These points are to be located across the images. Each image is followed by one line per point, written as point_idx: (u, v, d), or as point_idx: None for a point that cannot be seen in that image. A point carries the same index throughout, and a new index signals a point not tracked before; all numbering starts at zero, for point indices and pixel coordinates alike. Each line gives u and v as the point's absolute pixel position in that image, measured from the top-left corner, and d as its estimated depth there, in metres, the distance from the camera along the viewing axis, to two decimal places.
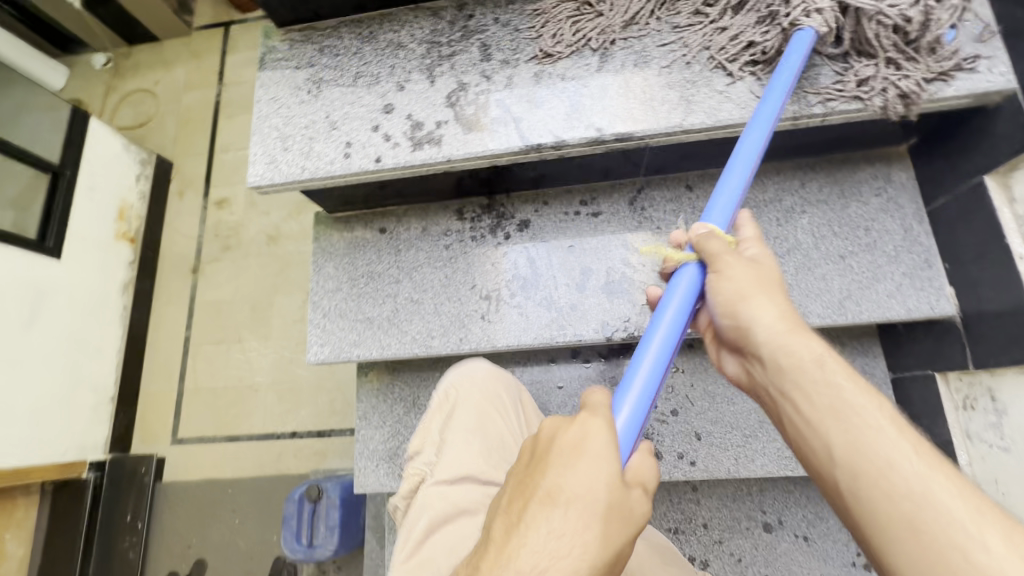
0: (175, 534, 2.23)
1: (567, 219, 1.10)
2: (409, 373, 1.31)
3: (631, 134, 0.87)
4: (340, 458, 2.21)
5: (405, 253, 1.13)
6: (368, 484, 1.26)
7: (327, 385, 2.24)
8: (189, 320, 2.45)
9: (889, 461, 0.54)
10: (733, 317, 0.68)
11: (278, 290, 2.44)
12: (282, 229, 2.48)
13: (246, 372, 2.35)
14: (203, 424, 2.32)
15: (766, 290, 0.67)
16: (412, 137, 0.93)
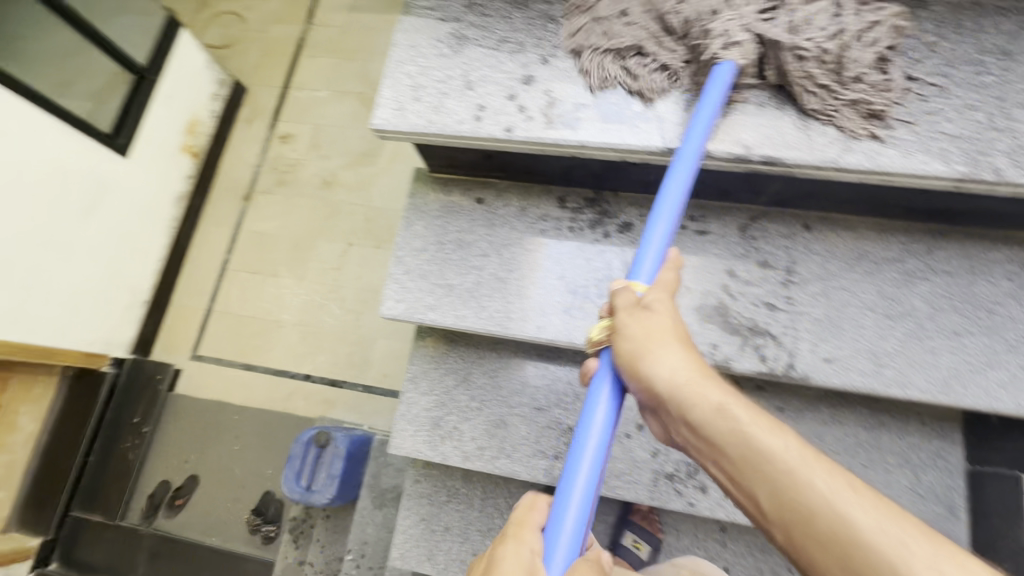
0: (175, 444, 2.43)
1: (671, 232, 1.06)
2: (466, 347, 1.30)
3: (780, 159, 0.83)
4: (347, 411, 2.35)
5: (499, 228, 1.11)
6: (404, 446, 1.26)
7: (349, 337, 2.45)
8: (230, 245, 2.67)
9: (807, 492, 0.60)
10: (643, 379, 0.73)
11: (320, 236, 2.61)
12: (337, 176, 2.67)
13: (273, 308, 2.55)
14: (220, 347, 2.52)
15: (669, 347, 0.73)
16: (548, 114, 0.90)
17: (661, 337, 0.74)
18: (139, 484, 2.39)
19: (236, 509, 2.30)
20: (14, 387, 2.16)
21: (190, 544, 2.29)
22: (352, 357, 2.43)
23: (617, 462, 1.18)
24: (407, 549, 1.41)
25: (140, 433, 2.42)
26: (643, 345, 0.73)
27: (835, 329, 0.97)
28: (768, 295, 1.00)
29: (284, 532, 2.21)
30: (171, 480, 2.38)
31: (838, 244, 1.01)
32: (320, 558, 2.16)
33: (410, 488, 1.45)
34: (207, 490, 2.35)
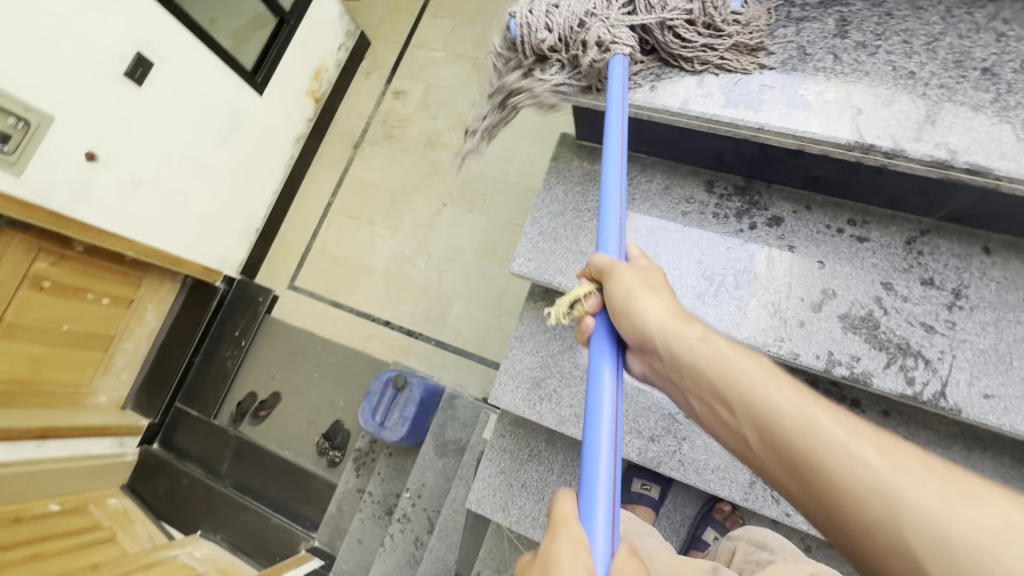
0: (266, 362, 2.68)
1: (825, 234, 1.01)
2: (577, 318, 1.33)
3: (988, 170, 0.76)
4: (420, 360, 2.48)
5: (639, 204, 1.11)
6: (503, 400, 1.31)
7: (433, 293, 2.57)
8: (337, 188, 2.87)
9: (805, 435, 0.57)
10: (636, 334, 0.71)
11: (418, 191, 2.74)
12: (443, 137, 2.78)
13: (366, 254, 2.72)
14: (316, 282, 2.74)
15: (642, 286, 0.73)
16: (728, 91, 0.88)
17: (652, 290, 0.74)
18: (232, 391, 2.68)
19: (311, 430, 2.53)
20: (146, 285, 2.47)
21: (269, 452, 2.55)
22: (430, 312, 2.55)
23: (714, 456, 1.16)
24: (484, 495, 1.48)
25: (239, 345, 2.69)
26: (637, 300, 0.72)
27: (1002, 363, 0.89)
28: (927, 315, 0.93)
29: (347, 461, 2.42)
30: (258, 393, 2.64)
31: (1021, 272, 0.92)
32: (376, 492, 2.29)
33: (493, 440, 1.52)
34: (286, 408, 2.59)
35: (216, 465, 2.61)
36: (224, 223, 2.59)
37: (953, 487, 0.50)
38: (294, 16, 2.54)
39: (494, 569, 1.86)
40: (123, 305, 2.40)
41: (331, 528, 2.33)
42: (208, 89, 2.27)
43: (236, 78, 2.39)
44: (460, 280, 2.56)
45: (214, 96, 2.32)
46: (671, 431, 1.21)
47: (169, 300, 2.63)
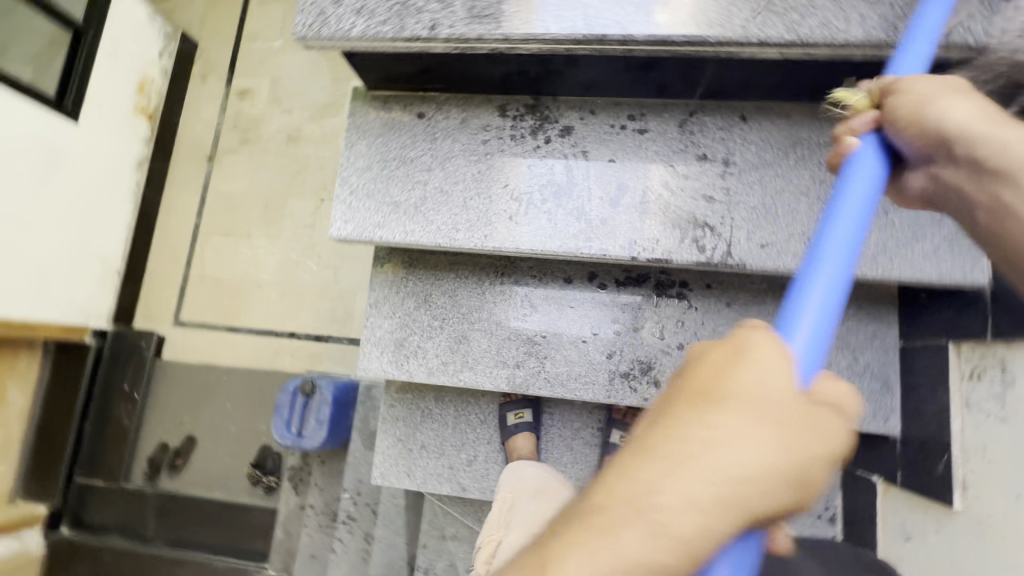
0: (168, 411, 2.47)
1: (611, 132, 1.06)
2: (424, 271, 1.31)
3: (846, 43, 0.81)
4: (335, 363, 2.40)
5: (441, 141, 1.10)
6: (371, 368, 1.30)
7: (332, 293, 2.47)
8: (201, 207, 2.64)
9: None
10: (930, 124, 0.61)
11: (291, 192, 2.58)
12: (302, 130, 2.62)
13: (251, 268, 2.55)
14: (203, 310, 2.54)
15: (976, 113, 0.62)
16: (470, 7, 0.88)
17: (945, 91, 0.63)
18: (139, 450, 2.46)
19: (236, 466, 2.39)
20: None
21: (193, 498, 2.39)
22: (335, 312, 2.45)
23: (575, 365, 1.24)
24: (386, 467, 1.47)
25: (132, 399, 2.46)
26: (913, 111, 0.62)
27: (770, 215, 1.00)
28: (706, 188, 1.02)
29: (283, 482, 2.29)
30: (169, 442, 2.45)
31: (774, 131, 1.01)
32: (318, 502, 2.23)
33: (383, 415, 1.50)
34: (204, 451, 2.42)
35: (142, 528, 2.42)
36: (75, 274, 2.33)
37: None
38: (93, 25, 2.24)
39: (438, 536, 1.91)
40: None
41: (281, 554, 2.24)
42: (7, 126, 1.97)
43: (42, 108, 2.09)
44: (356, 273, 2.47)
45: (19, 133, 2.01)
46: (531, 353, 1.25)
47: (33, 371, 2.34)
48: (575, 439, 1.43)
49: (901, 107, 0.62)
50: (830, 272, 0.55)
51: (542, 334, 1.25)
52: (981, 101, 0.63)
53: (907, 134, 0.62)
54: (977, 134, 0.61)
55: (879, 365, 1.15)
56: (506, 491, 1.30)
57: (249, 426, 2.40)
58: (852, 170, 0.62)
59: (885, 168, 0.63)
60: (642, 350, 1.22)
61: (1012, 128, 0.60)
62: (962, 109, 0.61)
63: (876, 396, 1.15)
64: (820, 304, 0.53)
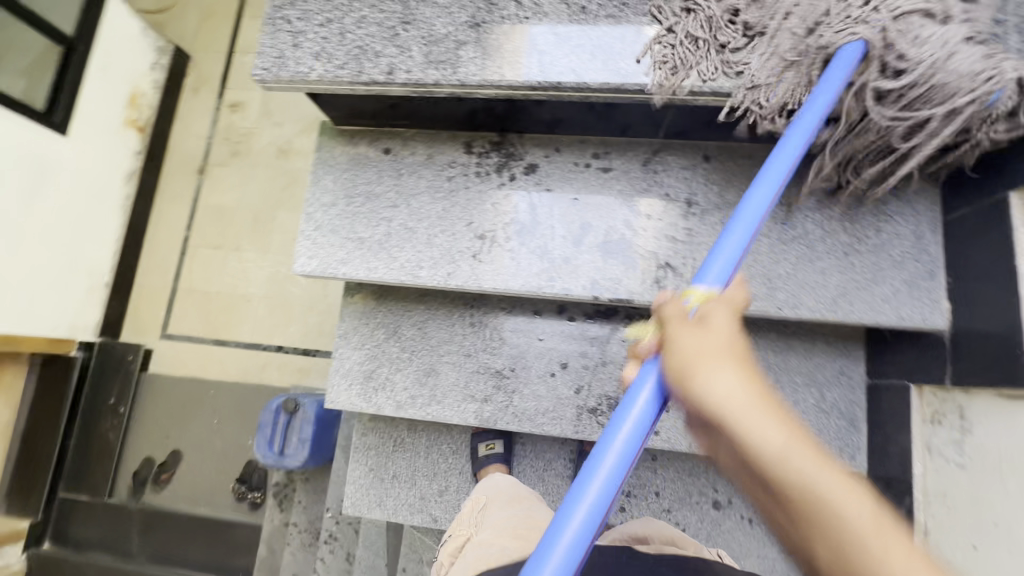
0: (152, 427, 2.46)
1: (576, 170, 1.06)
2: (396, 302, 1.32)
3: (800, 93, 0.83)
4: (322, 378, 2.39)
5: (406, 178, 1.10)
6: (339, 401, 1.29)
7: (320, 307, 2.46)
8: (188, 222, 2.64)
9: (826, 511, 0.48)
10: (691, 397, 0.57)
11: (280, 207, 2.58)
12: (292, 144, 2.62)
13: (239, 283, 2.54)
14: (191, 325, 2.53)
15: (739, 389, 0.55)
16: (428, 53, 0.89)
17: (717, 351, 0.58)
18: (123, 465, 2.44)
19: (221, 482, 2.37)
20: None
21: (176, 516, 2.37)
22: (322, 327, 2.44)
23: (543, 400, 1.23)
24: (359, 497, 1.46)
25: (118, 414, 2.45)
26: (686, 342, 0.59)
27: None
28: (669, 228, 1.02)
29: (267, 499, 2.28)
30: (153, 458, 2.42)
31: (736, 171, 1.02)
32: (301, 520, 2.21)
33: (357, 442, 1.49)
34: (188, 467, 2.40)
35: (124, 546, 2.39)
36: (61, 289, 2.31)
37: (880, 514, 0.48)
38: (82, 42, 2.24)
39: (418, 560, 1.89)
40: None
41: (265, 572, 2.22)
42: None
43: (29, 122, 2.07)
44: (342, 287, 2.47)
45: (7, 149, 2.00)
46: (501, 387, 1.25)
47: (19, 386, 2.27)
48: (548, 471, 1.42)
49: (668, 364, 0.59)
50: (599, 485, 0.58)
51: (511, 368, 1.25)
52: (744, 366, 0.56)
53: (670, 382, 0.59)
54: (717, 394, 0.55)
55: (846, 404, 1.13)
56: (480, 493, 1.23)
57: (234, 442, 2.38)
58: (631, 394, 0.63)
59: (659, 403, 0.62)
60: (611, 385, 1.21)
61: (770, 423, 0.52)
62: (716, 382, 0.55)
63: (843, 435, 1.12)
64: (593, 502, 0.57)
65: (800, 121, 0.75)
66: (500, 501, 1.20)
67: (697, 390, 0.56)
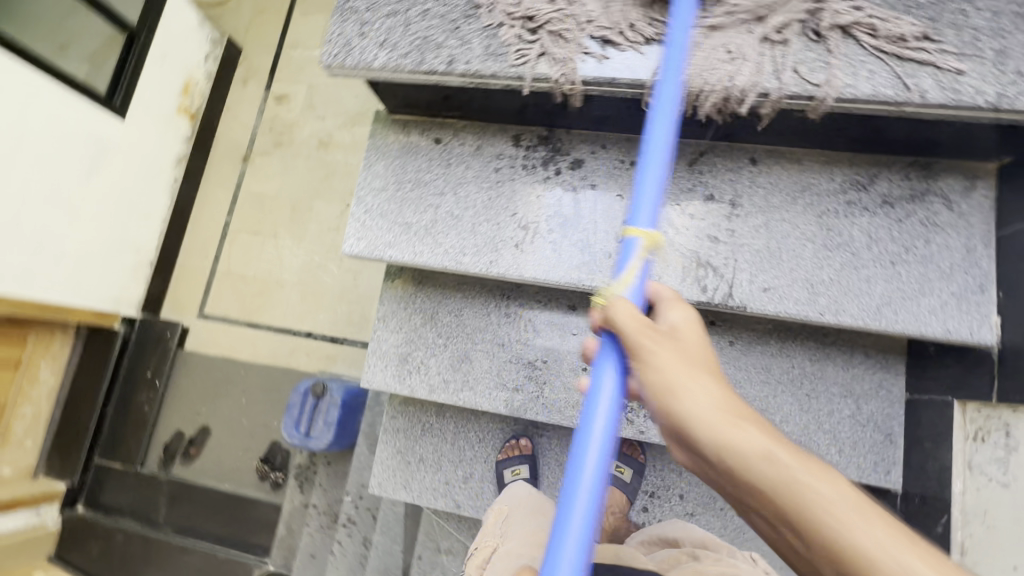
0: (187, 402, 2.56)
1: (621, 167, 1.08)
2: (433, 288, 1.35)
3: (854, 99, 0.85)
4: (348, 366, 2.45)
5: (454, 168, 1.14)
6: (375, 380, 1.33)
7: (350, 296, 2.54)
8: (231, 206, 2.74)
9: (854, 545, 0.49)
10: (671, 417, 0.61)
11: (318, 196, 2.67)
12: (333, 137, 2.71)
13: (274, 268, 2.63)
14: (227, 305, 2.63)
15: (718, 406, 0.60)
16: (487, 46, 0.92)
17: (688, 365, 0.63)
18: (155, 436, 2.55)
19: (246, 459, 2.45)
20: (32, 341, 2.26)
21: (203, 489, 2.45)
22: (351, 315, 2.51)
23: (573, 393, 1.25)
24: (384, 477, 1.50)
25: (154, 386, 2.56)
26: (664, 367, 0.63)
27: (774, 259, 0.99)
28: (711, 228, 1.02)
29: (289, 479, 2.35)
30: (184, 431, 2.53)
31: (782, 176, 1.02)
32: (321, 502, 2.26)
33: (386, 424, 1.53)
34: (217, 442, 2.49)
35: (153, 514, 2.49)
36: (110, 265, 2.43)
37: (899, 540, 0.48)
38: (145, 30, 2.37)
39: (434, 548, 1.92)
40: (9, 368, 2.19)
41: (284, 550, 2.29)
42: (61, 123, 2.09)
43: (93, 105, 2.20)
44: (373, 279, 2.53)
45: (70, 129, 2.13)
46: (531, 379, 1.27)
47: (63, 354, 2.44)
48: None
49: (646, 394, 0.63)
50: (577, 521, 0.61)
51: (543, 360, 1.27)
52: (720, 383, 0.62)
53: (650, 402, 0.62)
54: (700, 416, 0.59)
55: (883, 417, 1.09)
56: (500, 501, 1.31)
57: (260, 421, 2.46)
58: (592, 401, 0.68)
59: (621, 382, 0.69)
60: None
61: (749, 429, 0.57)
62: (696, 402, 0.60)
63: (879, 448, 1.08)
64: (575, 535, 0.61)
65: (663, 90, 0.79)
66: (523, 510, 1.28)
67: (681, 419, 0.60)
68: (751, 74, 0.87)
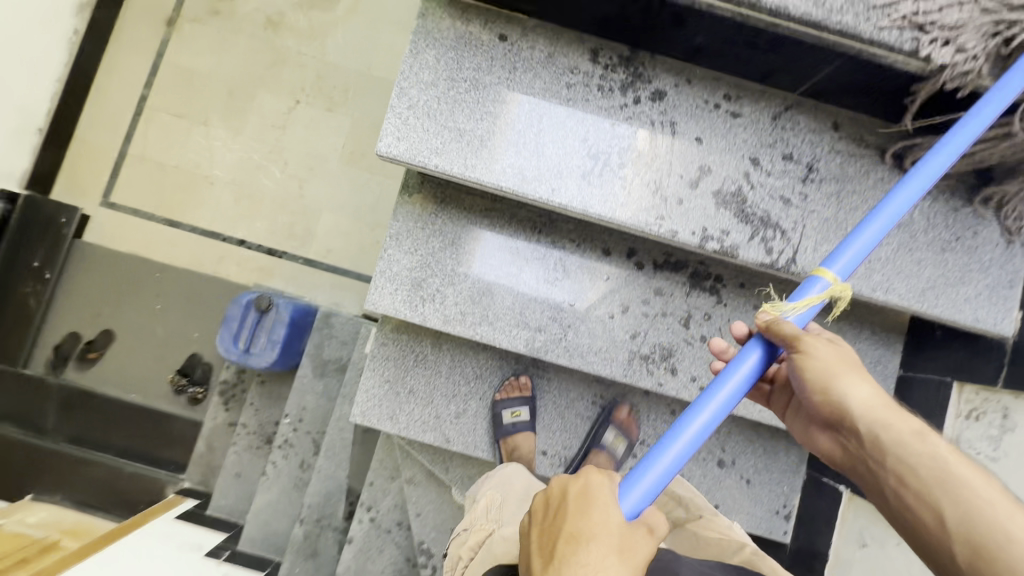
0: (87, 300, 2.13)
1: (703, 109, 1.00)
2: (456, 211, 1.21)
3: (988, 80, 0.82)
4: (286, 283, 2.09)
5: (520, 74, 0.99)
6: (382, 304, 1.19)
7: (291, 204, 2.10)
8: (151, 74, 2.14)
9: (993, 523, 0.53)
10: (828, 400, 0.67)
11: (262, 83, 2.12)
12: (285, 16, 2.13)
13: (204, 160, 2.13)
14: (140, 197, 2.13)
15: (874, 398, 0.66)
16: None
17: (850, 363, 0.69)
18: (42, 337, 2.12)
19: (160, 373, 2.12)
20: None
21: (105, 402, 2.10)
22: (293, 229, 2.12)
23: (597, 339, 1.21)
24: (369, 406, 1.38)
25: (41, 279, 2.09)
26: (823, 359, 0.68)
27: (839, 230, 0.99)
28: (785, 188, 0.99)
29: (213, 397, 2.12)
30: (80, 333, 2.13)
31: (860, 147, 1.00)
32: (252, 423, 2.07)
33: (373, 349, 1.40)
34: (124, 354, 2.13)
35: (38, 420, 2.08)
36: None
37: None
38: None
39: None
40: None
41: (203, 468, 2.08)
42: None
43: None
44: (322, 191, 2.11)
45: None
46: (556, 319, 1.21)
47: None
48: (568, 408, 1.44)
49: (806, 374, 0.69)
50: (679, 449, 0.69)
51: (571, 302, 1.21)
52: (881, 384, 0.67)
53: (809, 383, 0.68)
54: (853, 400, 0.66)
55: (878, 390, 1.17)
56: (493, 491, 1.22)
57: (178, 330, 2.12)
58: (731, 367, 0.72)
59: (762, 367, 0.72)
60: (667, 336, 1.22)
61: (903, 419, 0.64)
62: (854, 393, 0.66)
63: None
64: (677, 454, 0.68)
65: (959, 136, 0.76)
66: (517, 496, 1.19)
67: (835, 398, 0.67)
68: (912, 32, 0.80)
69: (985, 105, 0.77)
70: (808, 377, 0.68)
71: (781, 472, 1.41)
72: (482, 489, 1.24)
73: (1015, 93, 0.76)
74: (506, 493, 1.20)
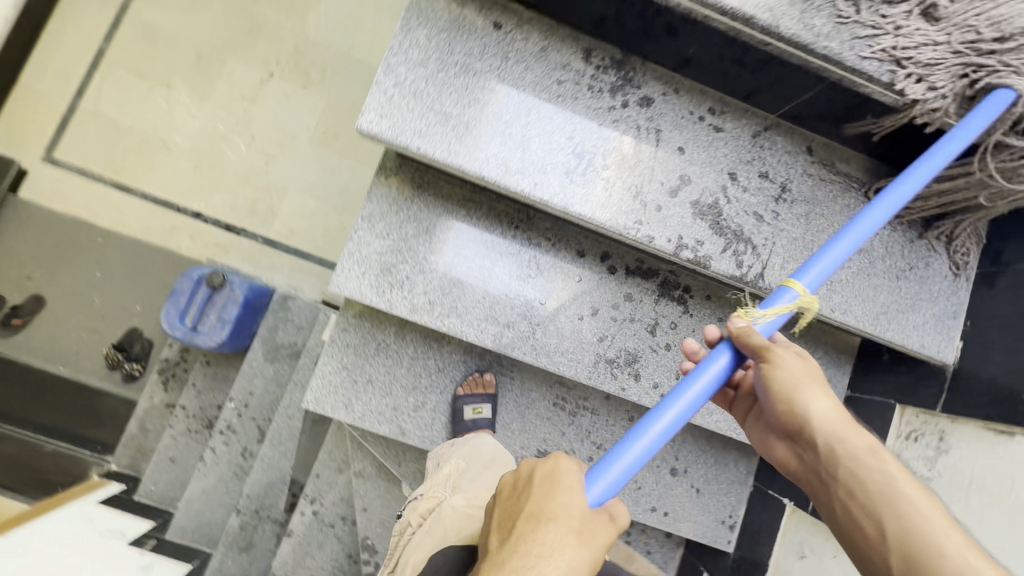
0: (17, 261, 1.96)
1: (688, 119, 1.01)
2: (433, 198, 1.18)
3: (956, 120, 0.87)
4: (241, 263, 1.99)
5: (512, 64, 0.97)
6: (348, 286, 1.14)
7: (256, 178, 2.01)
8: (111, 23, 2.00)
9: (930, 537, 0.56)
10: (791, 410, 0.69)
11: (232, 47, 2.02)
12: None
13: (162, 123, 2.01)
14: (87, 154, 1.97)
15: (832, 410, 0.69)
16: None
17: (813, 376, 0.71)
18: None
19: (92, 345, 1.97)
20: None
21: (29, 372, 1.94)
22: (254, 205, 2.01)
23: (565, 339, 1.20)
24: (323, 393, 1.33)
25: None
26: (791, 369, 0.70)
27: (805, 250, 1.02)
28: (759, 206, 1.02)
29: (150, 374, 1.99)
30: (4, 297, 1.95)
31: (830, 173, 1.04)
32: (192, 405, 1.95)
33: (332, 334, 1.34)
34: (53, 322, 1.96)
35: None
36: None
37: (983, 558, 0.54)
38: None
39: None
40: None
41: (132, 450, 1.97)
42: None
43: None
44: (291, 166, 2.02)
45: None
46: (526, 317, 1.20)
47: None
48: (529, 408, 1.43)
49: (773, 383, 0.70)
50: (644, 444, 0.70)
51: (542, 301, 1.20)
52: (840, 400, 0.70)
53: (776, 392, 0.70)
54: (812, 410, 0.68)
55: None
56: (458, 457, 1.20)
57: (118, 303, 1.97)
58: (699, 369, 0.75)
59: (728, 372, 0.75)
60: (633, 341, 1.23)
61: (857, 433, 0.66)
62: (815, 403, 0.69)
63: None
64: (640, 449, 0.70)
65: (921, 168, 0.82)
66: (479, 463, 1.18)
67: (798, 408, 0.69)
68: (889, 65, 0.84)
69: (950, 140, 0.81)
70: (775, 386, 0.70)
71: (728, 482, 1.45)
72: (445, 454, 1.24)
73: (976, 131, 0.81)
74: (470, 461, 1.19)
